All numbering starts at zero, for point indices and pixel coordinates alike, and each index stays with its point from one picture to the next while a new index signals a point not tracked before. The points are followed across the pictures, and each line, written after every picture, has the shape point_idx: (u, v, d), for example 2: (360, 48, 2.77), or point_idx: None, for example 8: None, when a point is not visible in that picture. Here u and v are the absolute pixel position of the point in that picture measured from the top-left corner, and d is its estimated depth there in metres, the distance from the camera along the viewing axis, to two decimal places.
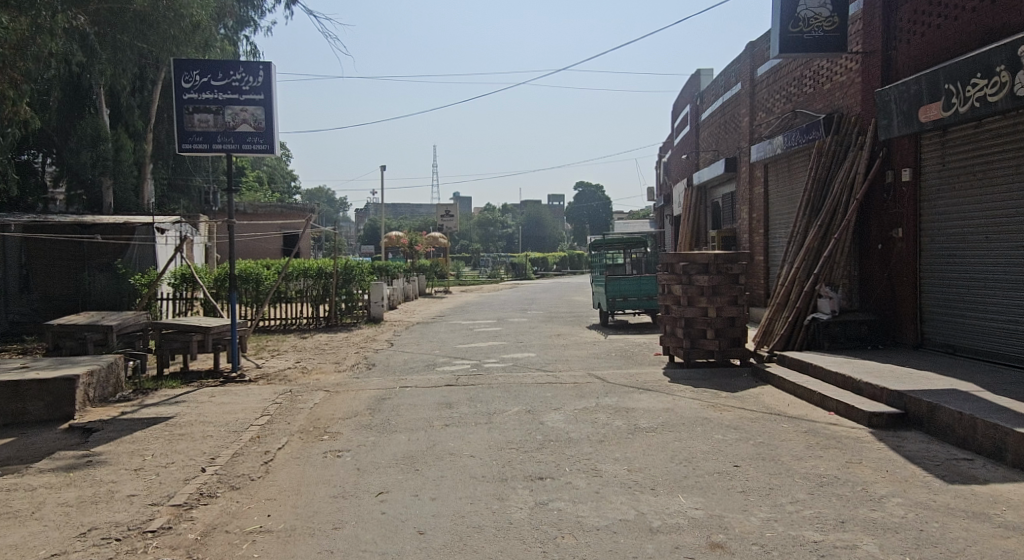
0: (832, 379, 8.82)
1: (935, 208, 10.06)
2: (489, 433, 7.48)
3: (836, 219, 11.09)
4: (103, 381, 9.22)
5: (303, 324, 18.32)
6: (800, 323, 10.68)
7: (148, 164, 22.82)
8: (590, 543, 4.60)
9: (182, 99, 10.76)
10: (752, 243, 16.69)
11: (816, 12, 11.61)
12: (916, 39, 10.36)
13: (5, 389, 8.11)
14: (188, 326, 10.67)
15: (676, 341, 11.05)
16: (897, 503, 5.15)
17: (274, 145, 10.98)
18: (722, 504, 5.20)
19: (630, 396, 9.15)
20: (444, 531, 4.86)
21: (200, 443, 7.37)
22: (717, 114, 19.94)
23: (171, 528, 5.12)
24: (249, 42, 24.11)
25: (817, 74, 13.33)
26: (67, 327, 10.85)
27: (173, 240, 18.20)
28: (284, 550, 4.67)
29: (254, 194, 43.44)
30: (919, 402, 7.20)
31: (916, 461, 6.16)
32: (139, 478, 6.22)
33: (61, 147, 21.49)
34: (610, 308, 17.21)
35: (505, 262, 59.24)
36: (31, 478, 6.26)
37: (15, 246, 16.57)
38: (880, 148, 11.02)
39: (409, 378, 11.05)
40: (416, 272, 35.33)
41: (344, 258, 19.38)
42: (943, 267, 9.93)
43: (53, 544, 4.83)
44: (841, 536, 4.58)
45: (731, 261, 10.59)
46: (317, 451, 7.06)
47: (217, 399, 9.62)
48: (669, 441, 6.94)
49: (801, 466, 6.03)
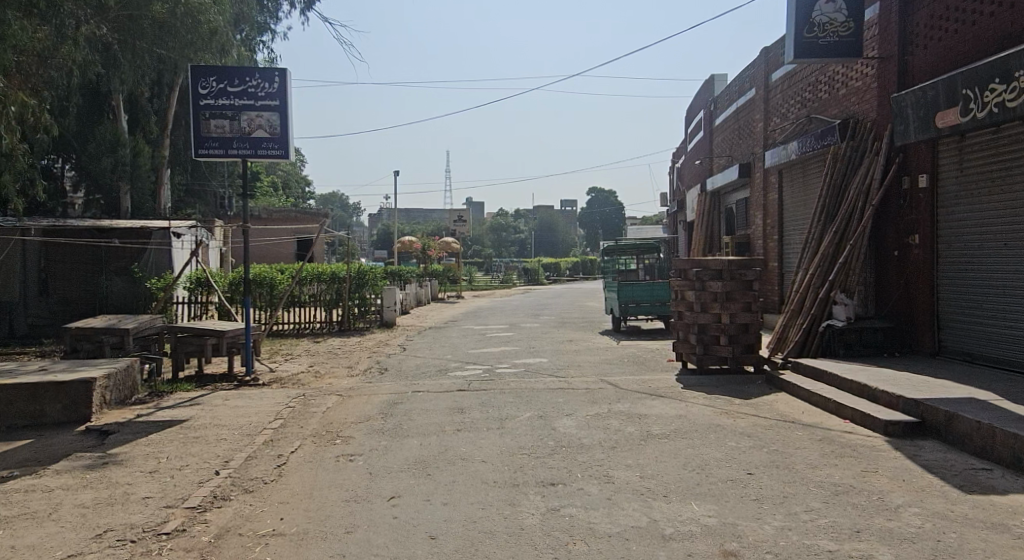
0: (847, 387, 8.73)
1: (952, 216, 9.98)
2: (501, 438, 7.49)
3: (851, 225, 10.99)
4: (120, 383, 9.31)
5: (316, 329, 18.49)
6: (815, 329, 10.62)
7: (165, 170, 23.07)
8: (601, 549, 4.59)
9: (199, 104, 10.85)
10: (766, 249, 16.63)
11: (831, 17, 11.56)
12: (934, 44, 10.27)
13: (24, 391, 8.23)
14: (203, 329, 10.75)
15: (688, 348, 11.03)
16: (913, 513, 5.10)
17: (288, 151, 11.07)
18: (735, 512, 5.18)
19: (642, 402, 9.11)
20: (456, 536, 4.86)
21: (214, 446, 7.44)
22: (731, 121, 19.83)
23: (186, 530, 5.16)
24: (267, 49, 24.35)
25: (833, 79, 13.25)
26: (84, 330, 10.96)
27: (188, 244, 18.48)
28: (296, 552, 4.70)
29: (270, 196, 43.87)
30: (935, 410, 7.14)
31: (934, 471, 6.10)
32: (154, 481, 6.27)
33: (78, 153, 21.66)
34: (622, 313, 17.16)
35: (518, 266, 58.23)
36: (48, 479, 6.35)
37: (35, 250, 16.67)
38: (896, 154, 10.92)
39: (422, 383, 11.09)
40: (428, 278, 35.62)
41: (357, 263, 19.49)
42: (960, 274, 9.84)
43: (70, 545, 4.88)
44: (857, 546, 4.55)
45: (745, 268, 10.55)
46: (328, 455, 7.07)
47: (232, 403, 9.67)
48: (681, 448, 6.90)
49: (816, 474, 5.99)
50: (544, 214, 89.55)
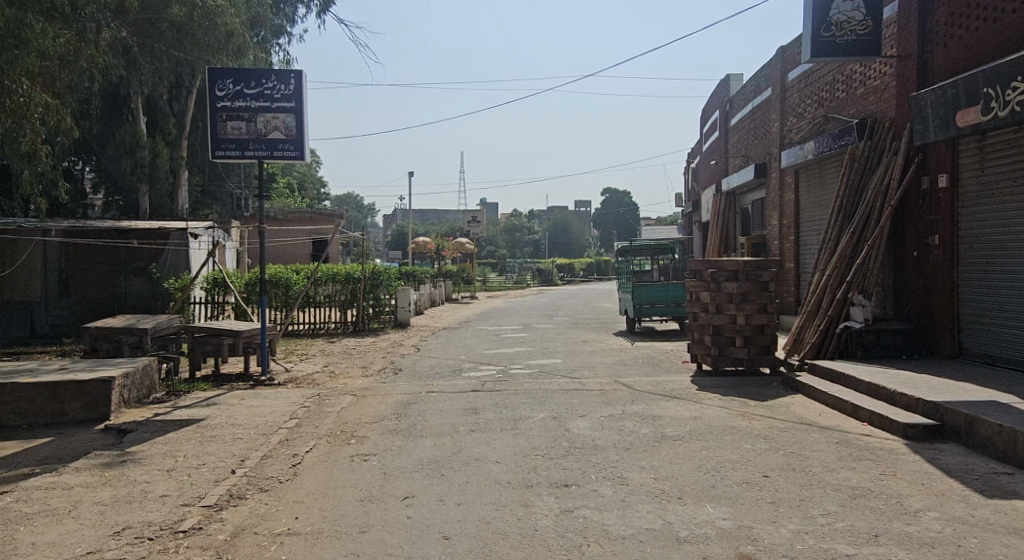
0: (865, 390, 8.65)
1: (972, 216, 9.88)
2: (515, 439, 7.48)
3: (870, 225, 10.88)
4: (138, 382, 9.38)
5: (330, 329, 18.58)
6: (831, 331, 10.54)
7: (182, 171, 23.28)
8: (616, 551, 4.58)
9: (216, 106, 10.93)
10: (782, 249, 16.54)
11: (849, 16, 11.46)
12: (954, 42, 10.17)
13: (45, 390, 8.32)
14: (220, 329, 10.82)
15: (704, 349, 10.98)
16: (933, 517, 5.05)
17: (304, 151, 11.15)
18: (751, 515, 5.14)
19: (657, 403, 9.08)
20: (471, 537, 4.85)
21: (230, 446, 7.47)
22: (747, 120, 19.69)
23: (202, 529, 5.19)
24: (283, 51, 24.46)
25: (850, 78, 13.15)
26: (103, 330, 11.06)
27: (205, 245, 18.59)
28: (311, 552, 4.71)
29: (286, 198, 44.13)
30: (956, 413, 7.05)
31: (954, 474, 6.03)
32: (171, 479, 6.31)
33: (98, 155, 21.89)
34: (637, 314, 17.10)
35: (532, 267, 58.24)
36: (68, 476, 6.42)
37: (56, 251, 16.86)
38: (915, 154, 10.82)
39: (436, 383, 11.11)
40: (443, 278, 35.68)
41: (372, 263, 19.58)
42: (980, 275, 9.73)
43: (89, 542, 4.92)
44: (875, 550, 4.50)
45: (761, 268, 10.47)
46: (343, 455, 7.08)
47: (248, 402, 9.74)
48: (696, 450, 6.86)
49: (834, 478, 5.94)
50: (558, 215, 89.48)
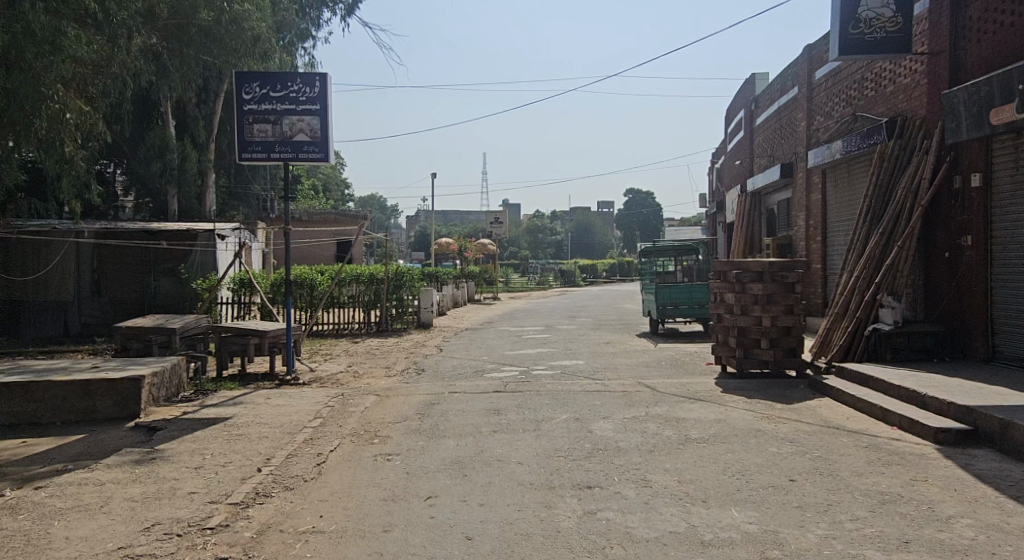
0: (894, 394, 8.50)
1: (1006, 215, 9.69)
2: (538, 440, 7.47)
3: (899, 225, 10.72)
4: (167, 381, 9.51)
5: (354, 329, 18.67)
6: (860, 333, 10.39)
7: (210, 173, 23.60)
8: (640, 554, 4.55)
9: (243, 109, 11.07)
10: (809, 250, 16.36)
11: (878, 13, 11.26)
12: (988, 38, 9.98)
13: (77, 387, 8.46)
14: (246, 329, 10.93)
15: (729, 351, 10.87)
16: (966, 524, 4.95)
17: (328, 153, 11.20)
18: (777, 519, 5.08)
19: (681, 406, 9.01)
20: (493, 538, 4.85)
21: (256, 444, 7.54)
22: (772, 119, 19.50)
23: (229, 526, 5.24)
24: (308, 54, 24.67)
25: (879, 76, 12.97)
26: (133, 329, 11.23)
27: (232, 246, 18.78)
28: (336, 550, 4.73)
29: (311, 200, 44.47)
30: (989, 418, 6.91)
31: (988, 480, 5.90)
32: (198, 477, 6.38)
33: (128, 157, 22.26)
34: (660, 315, 16.99)
35: (554, 268, 58.18)
36: (99, 473, 6.52)
37: (88, 251, 17.18)
38: (946, 153, 10.64)
39: (459, 383, 11.13)
40: (466, 279, 35.74)
41: (395, 264, 19.67)
42: (1015, 275, 9.52)
43: (119, 538, 5.00)
44: (905, 557, 4.42)
45: (787, 269, 10.33)
46: (367, 455, 7.11)
47: (273, 401, 9.83)
48: (721, 453, 6.80)
49: (863, 482, 5.84)
50: (581, 216, 89.29)
